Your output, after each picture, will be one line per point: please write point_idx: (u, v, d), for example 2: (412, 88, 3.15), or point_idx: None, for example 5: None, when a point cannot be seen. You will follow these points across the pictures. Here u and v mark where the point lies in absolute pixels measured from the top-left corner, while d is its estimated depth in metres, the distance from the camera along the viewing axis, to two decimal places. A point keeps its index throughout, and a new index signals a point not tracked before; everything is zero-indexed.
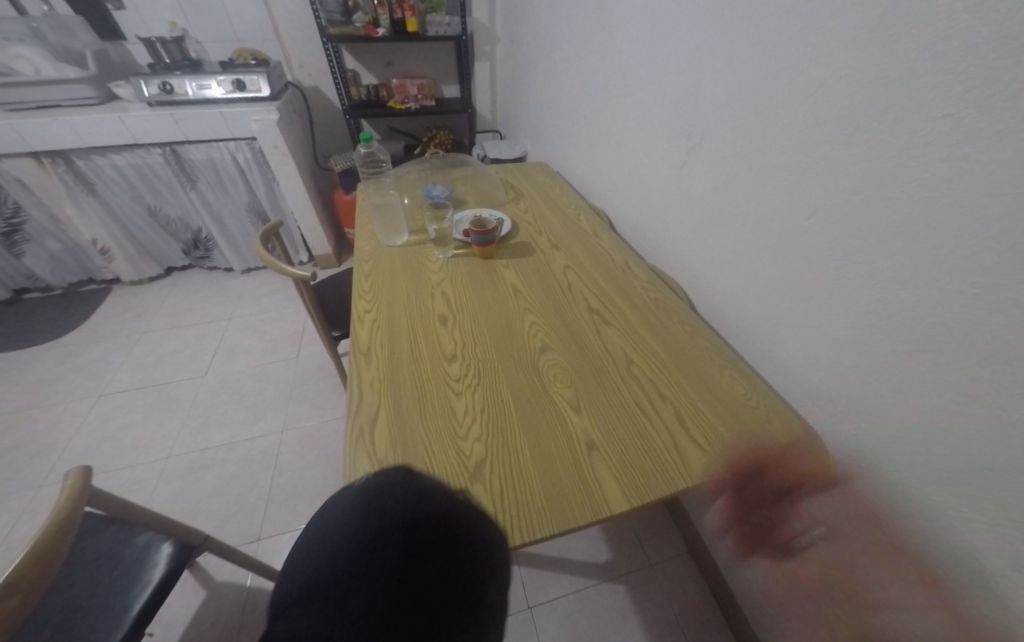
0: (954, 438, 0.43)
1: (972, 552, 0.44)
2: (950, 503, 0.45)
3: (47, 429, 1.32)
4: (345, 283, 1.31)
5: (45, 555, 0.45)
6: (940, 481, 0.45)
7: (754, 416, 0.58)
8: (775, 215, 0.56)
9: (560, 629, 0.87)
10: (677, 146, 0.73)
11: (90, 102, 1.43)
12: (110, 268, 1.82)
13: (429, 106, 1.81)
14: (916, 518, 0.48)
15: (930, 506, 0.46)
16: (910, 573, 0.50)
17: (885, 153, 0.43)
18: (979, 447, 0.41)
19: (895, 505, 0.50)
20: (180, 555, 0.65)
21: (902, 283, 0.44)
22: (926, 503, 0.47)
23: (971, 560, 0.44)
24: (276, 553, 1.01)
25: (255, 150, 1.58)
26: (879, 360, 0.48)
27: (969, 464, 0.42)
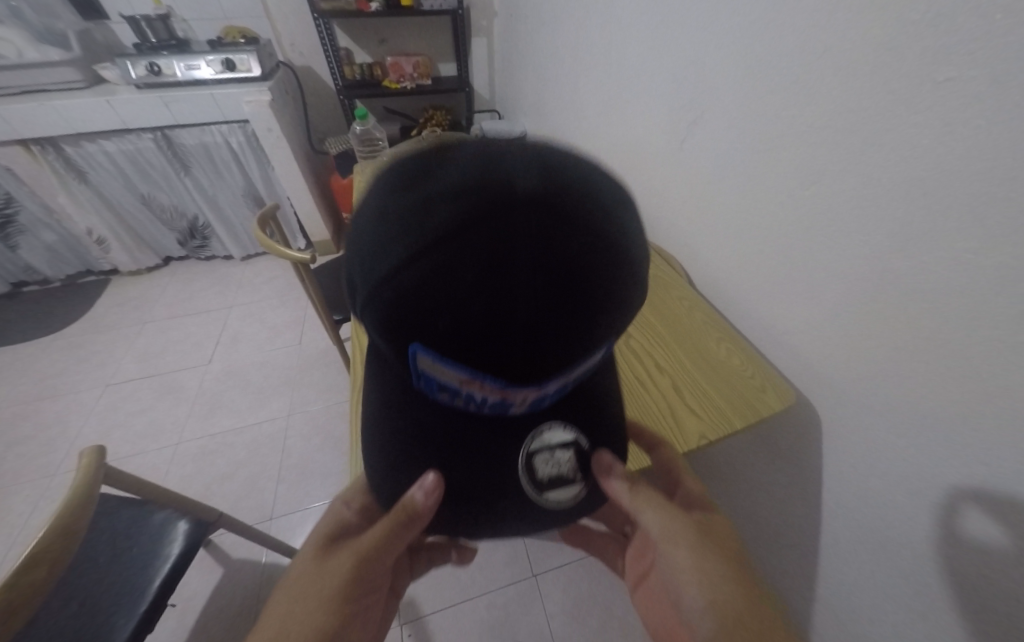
0: (945, 410, 0.43)
1: (957, 521, 0.44)
2: (938, 473, 0.45)
3: (57, 418, 1.34)
4: (344, 268, 1.31)
5: (68, 529, 0.47)
6: (931, 452, 0.45)
7: (750, 386, 0.60)
8: (773, 189, 0.56)
9: (561, 596, 0.93)
10: (677, 122, 0.72)
11: (78, 86, 1.40)
12: (108, 259, 1.81)
13: (425, 85, 1.77)
14: (904, 488, 0.49)
15: (918, 477, 0.47)
16: (896, 540, 0.51)
17: (883, 119, 0.41)
18: (969, 419, 0.41)
19: (887, 475, 0.50)
20: (197, 531, 0.68)
21: (897, 253, 0.43)
22: (913, 474, 0.47)
23: (956, 529, 0.44)
24: (288, 531, 1.04)
25: (249, 133, 1.55)
26: (872, 333, 0.48)
27: (958, 436, 0.42)
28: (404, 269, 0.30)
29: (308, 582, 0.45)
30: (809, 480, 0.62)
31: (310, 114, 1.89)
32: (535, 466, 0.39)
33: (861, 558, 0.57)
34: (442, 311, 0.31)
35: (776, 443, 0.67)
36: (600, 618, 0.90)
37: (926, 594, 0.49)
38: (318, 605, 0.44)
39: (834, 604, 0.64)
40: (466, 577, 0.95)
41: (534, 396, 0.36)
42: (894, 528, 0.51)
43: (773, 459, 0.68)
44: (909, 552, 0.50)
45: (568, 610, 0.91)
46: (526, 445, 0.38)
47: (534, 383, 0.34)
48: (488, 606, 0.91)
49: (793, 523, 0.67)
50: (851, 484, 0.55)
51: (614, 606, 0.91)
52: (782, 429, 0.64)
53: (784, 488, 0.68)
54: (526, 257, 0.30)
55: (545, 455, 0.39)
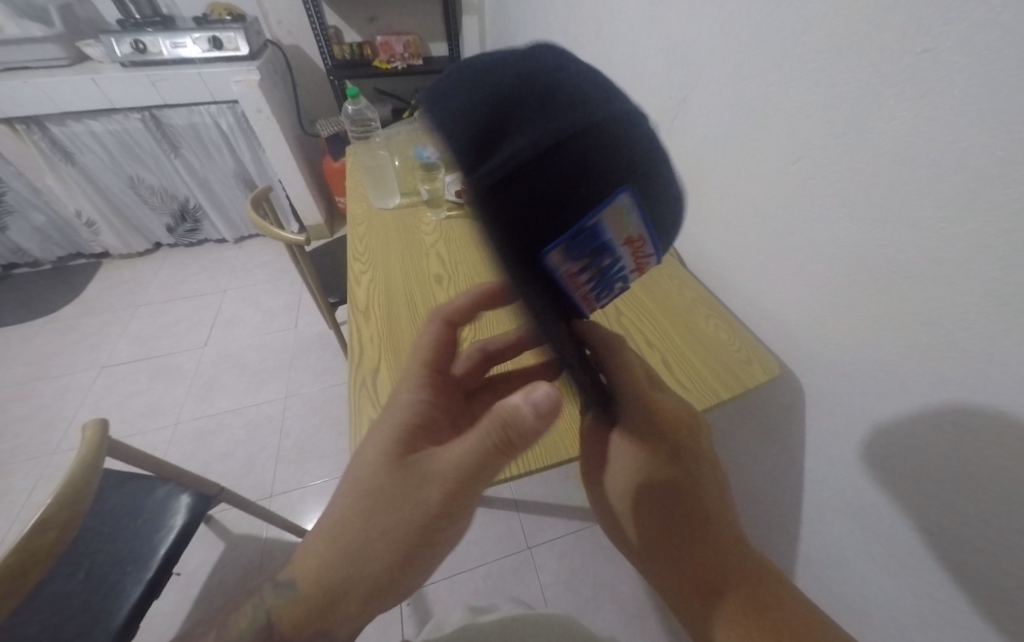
0: (915, 376, 0.44)
1: (927, 484, 0.46)
2: (910, 441, 0.46)
3: (53, 399, 1.34)
4: (338, 251, 1.30)
5: (75, 495, 0.49)
6: (903, 420, 0.46)
7: (736, 360, 0.63)
8: (761, 165, 0.57)
9: (557, 566, 0.96)
10: (666, 103, 0.72)
11: (61, 63, 1.37)
12: (98, 242, 1.79)
13: (417, 65, 1.73)
14: (879, 457, 0.50)
15: (893, 444, 0.48)
16: (872, 508, 0.53)
17: (866, 91, 0.42)
18: (941, 389, 0.42)
19: (862, 442, 0.52)
20: (199, 504, 0.69)
21: (875, 224, 0.44)
22: (886, 443, 0.49)
23: (926, 491, 0.46)
24: (288, 508, 1.06)
25: (238, 114, 1.53)
26: (853, 306, 0.49)
27: (925, 405, 0.44)
28: (613, 145, 0.27)
29: (385, 498, 0.40)
30: (790, 449, 0.65)
31: (300, 95, 1.85)
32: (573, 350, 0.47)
33: (836, 524, 0.60)
34: (669, 201, 0.31)
35: (760, 413, 0.69)
36: (591, 586, 0.93)
37: (896, 556, 0.52)
38: (393, 520, 0.40)
39: (814, 569, 0.67)
40: (463, 550, 0.98)
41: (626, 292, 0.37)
42: (867, 492, 0.53)
43: (757, 430, 0.71)
44: (880, 514, 0.52)
45: (564, 577, 0.95)
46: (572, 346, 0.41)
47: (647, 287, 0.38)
48: (484, 576, 0.95)
49: (776, 492, 0.71)
50: (829, 451, 0.58)
51: (606, 576, 0.95)
52: (767, 403, 0.67)
53: (767, 459, 0.70)
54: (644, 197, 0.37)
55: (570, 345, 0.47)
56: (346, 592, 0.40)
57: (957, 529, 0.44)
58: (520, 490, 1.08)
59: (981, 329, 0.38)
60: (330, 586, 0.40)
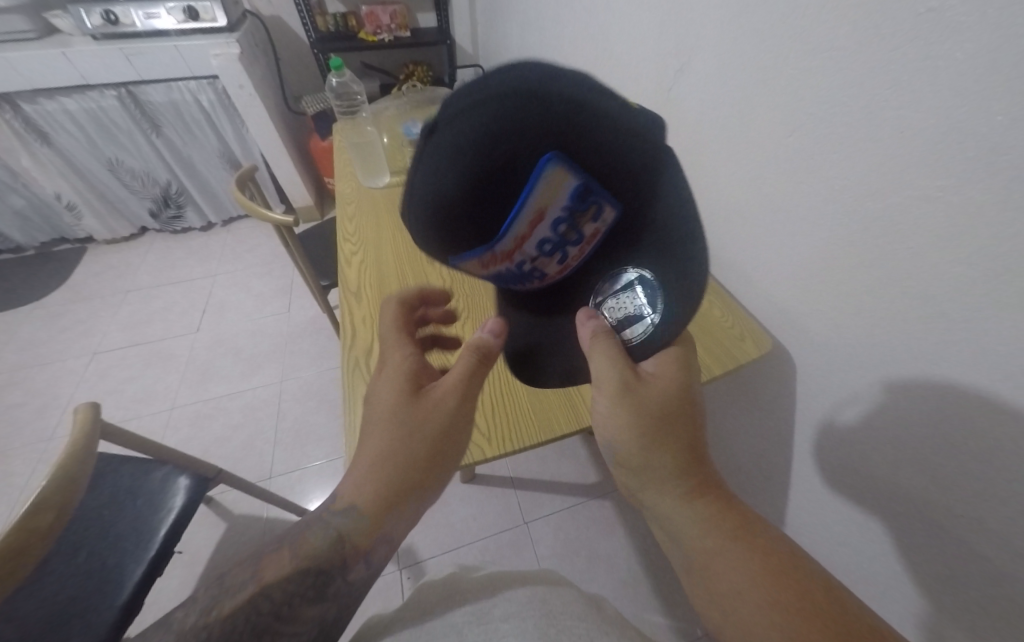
0: (910, 347, 0.44)
1: (918, 455, 0.46)
2: (898, 415, 0.47)
3: (46, 386, 1.33)
4: (328, 233, 1.28)
5: (70, 480, 0.49)
6: (892, 394, 0.47)
7: (729, 335, 0.64)
8: (757, 138, 0.55)
9: (552, 537, 0.99)
10: (662, 74, 0.70)
11: (28, 36, 1.32)
12: (80, 226, 1.75)
13: (405, 37, 1.66)
14: (870, 431, 0.51)
15: (882, 413, 0.49)
16: (862, 476, 0.54)
17: (866, 56, 0.40)
18: (929, 358, 0.42)
19: (851, 416, 0.53)
20: (198, 486, 0.70)
21: (872, 195, 0.43)
22: (876, 413, 0.49)
23: (916, 462, 0.46)
24: (288, 488, 1.08)
25: (219, 90, 1.47)
26: (847, 282, 0.49)
27: (914, 377, 0.44)
28: None
29: (405, 428, 0.39)
30: (780, 423, 0.66)
31: (284, 70, 1.79)
32: (604, 311, 0.41)
33: (826, 491, 0.61)
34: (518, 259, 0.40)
35: (753, 389, 0.70)
36: (586, 557, 0.96)
37: (882, 523, 0.53)
38: (426, 426, 0.40)
39: (803, 536, 0.69)
40: (461, 526, 1.01)
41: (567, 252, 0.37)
42: (858, 465, 0.54)
43: (748, 405, 0.72)
44: (869, 482, 0.53)
45: (559, 549, 0.97)
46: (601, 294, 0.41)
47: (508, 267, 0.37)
48: (481, 550, 0.97)
49: (766, 463, 0.72)
50: (818, 425, 0.59)
51: (601, 547, 0.97)
52: (759, 377, 0.67)
53: (759, 432, 0.72)
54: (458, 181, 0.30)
55: (612, 304, 0.40)
56: (402, 495, 0.39)
57: (941, 496, 0.45)
58: (516, 467, 1.11)
59: (971, 298, 0.38)
60: (394, 495, 0.39)
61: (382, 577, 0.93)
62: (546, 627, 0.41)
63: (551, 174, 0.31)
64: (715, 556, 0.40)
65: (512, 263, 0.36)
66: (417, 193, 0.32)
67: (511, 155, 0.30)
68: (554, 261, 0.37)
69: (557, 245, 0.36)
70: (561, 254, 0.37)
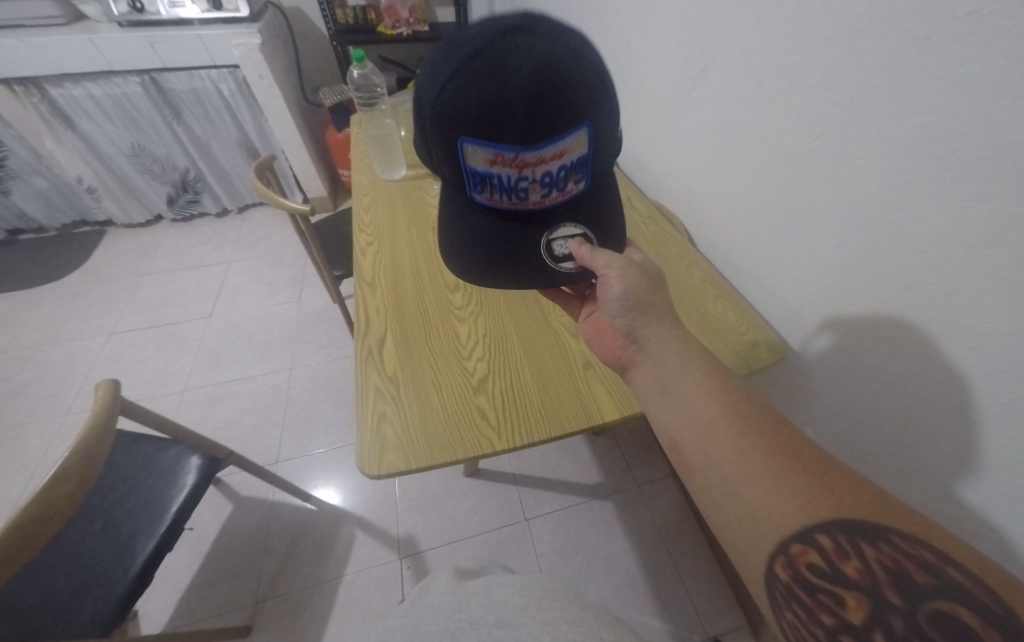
0: (934, 358, 0.43)
1: (937, 469, 0.46)
2: (924, 423, 0.46)
3: (64, 363, 1.37)
4: (342, 224, 1.29)
5: (90, 453, 0.50)
6: (915, 404, 0.46)
7: (744, 341, 0.62)
8: (778, 139, 0.55)
9: (552, 535, 0.99)
10: (684, 71, 0.70)
11: (57, 21, 1.35)
12: (100, 209, 1.79)
13: (423, 31, 1.66)
14: (885, 439, 0.51)
15: (902, 426, 0.49)
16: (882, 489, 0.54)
17: (895, 59, 0.40)
18: (957, 372, 0.41)
19: (870, 430, 0.53)
20: (208, 466, 0.72)
21: (900, 201, 0.42)
22: (895, 424, 0.49)
23: (936, 478, 0.46)
24: (294, 473, 1.09)
25: (239, 79, 1.50)
26: (867, 288, 0.48)
27: (938, 388, 0.43)
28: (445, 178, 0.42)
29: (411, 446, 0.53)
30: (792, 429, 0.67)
31: (303, 62, 1.81)
32: (554, 251, 0.44)
33: None
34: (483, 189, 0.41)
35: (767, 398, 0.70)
36: (587, 557, 0.96)
37: None
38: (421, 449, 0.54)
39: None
40: (463, 520, 1.01)
41: (540, 177, 0.40)
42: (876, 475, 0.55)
43: None
44: None
45: (559, 547, 0.98)
46: (549, 235, 0.44)
47: (511, 171, 0.39)
48: (481, 544, 0.98)
49: None
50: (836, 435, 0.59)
51: (601, 548, 0.97)
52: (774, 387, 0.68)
53: None
54: (519, 79, 0.36)
55: (561, 243, 0.44)
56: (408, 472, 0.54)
57: (968, 508, 0.44)
58: (519, 464, 1.11)
59: (1000, 310, 0.37)
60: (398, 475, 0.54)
61: (383, 566, 0.94)
62: (541, 634, 0.40)
63: (586, 131, 0.39)
64: (683, 361, 0.43)
65: (516, 169, 0.39)
66: (478, 69, 0.36)
67: (571, 92, 0.37)
68: (541, 196, 0.41)
69: (554, 185, 0.41)
70: (550, 192, 0.41)
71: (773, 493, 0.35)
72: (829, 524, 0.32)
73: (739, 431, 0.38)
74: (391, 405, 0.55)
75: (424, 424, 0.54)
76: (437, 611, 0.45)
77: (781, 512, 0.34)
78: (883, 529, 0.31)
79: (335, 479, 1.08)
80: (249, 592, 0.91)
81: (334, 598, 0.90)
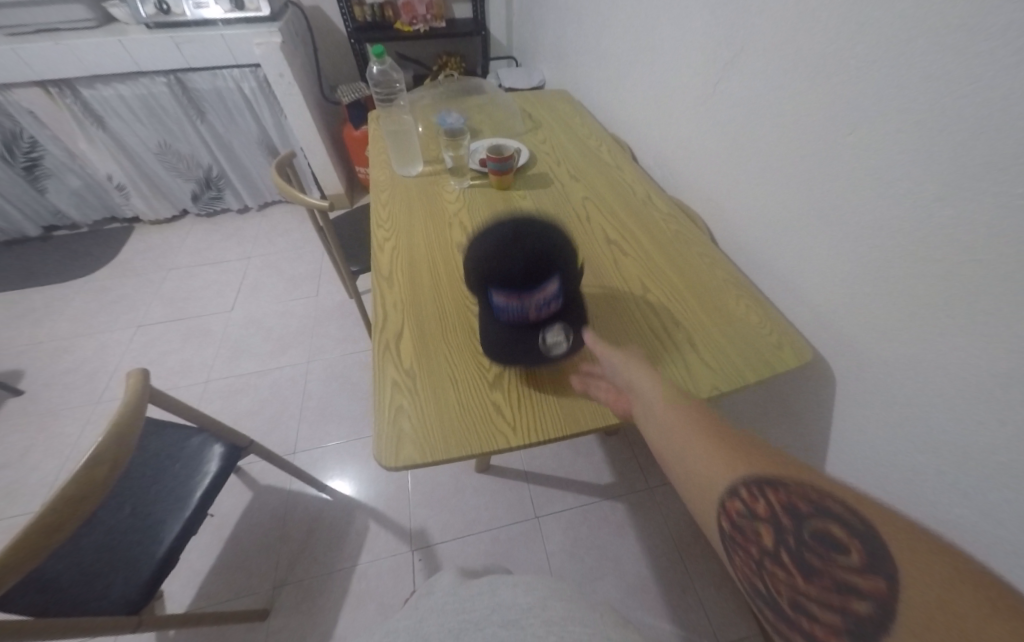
0: (972, 348, 0.44)
1: (971, 465, 0.46)
2: (961, 414, 0.46)
3: (95, 354, 1.42)
4: (360, 220, 1.31)
5: (122, 439, 0.53)
6: (948, 395, 0.47)
7: (765, 341, 0.61)
8: (813, 132, 0.56)
9: (563, 532, 1.00)
10: (711, 60, 0.70)
11: (88, 24, 1.39)
12: (129, 206, 1.85)
13: (439, 28, 1.67)
14: (918, 433, 0.52)
15: (936, 420, 0.49)
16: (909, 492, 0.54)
17: (941, 52, 0.41)
18: (996, 363, 0.42)
19: (901, 424, 0.54)
20: (230, 454, 0.74)
21: (943, 195, 0.43)
22: (926, 417, 0.50)
23: (967, 474, 0.47)
24: (312, 463, 1.12)
25: (260, 78, 1.53)
26: (904, 282, 0.49)
27: (975, 379, 0.44)
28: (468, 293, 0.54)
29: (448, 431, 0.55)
30: (821, 431, 0.67)
31: (322, 60, 1.84)
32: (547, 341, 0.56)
33: None
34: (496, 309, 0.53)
35: (790, 399, 0.70)
36: (598, 556, 0.97)
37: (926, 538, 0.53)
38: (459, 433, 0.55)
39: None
40: (474, 515, 1.03)
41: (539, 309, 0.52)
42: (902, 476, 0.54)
43: (785, 413, 0.73)
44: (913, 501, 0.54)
45: (569, 545, 0.98)
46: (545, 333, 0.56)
47: (511, 303, 0.50)
48: (492, 540, 0.99)
49: None
50: (863, 434, 0.59)
51: (612, 548, 0.97)
52: (797, 389, 0.68)
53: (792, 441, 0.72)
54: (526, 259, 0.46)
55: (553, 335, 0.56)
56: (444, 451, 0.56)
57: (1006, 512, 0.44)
58: (531, 461, 1.12)
59: None
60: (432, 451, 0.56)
61: (395, 557, 0.96)
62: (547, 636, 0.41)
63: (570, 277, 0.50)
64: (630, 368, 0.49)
65: (521, 308, 0.51)
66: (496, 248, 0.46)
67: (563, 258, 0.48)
68: (539, 316, 0.53)
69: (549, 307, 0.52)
70: (546, 311, 0.53)
71: (702, 460, 0.40)
72: (747, 479, 0.36)
73: (675, 416, 0.43)
74: (407, 399, 0.56)
75: (441, 419, 0.55)
76: (440, 614, 0.46)
77: (709, 474, 0.38)
78: (779, 476, 0.35)
79: (350, 470, 1.11)
80: (268, 578, 0.94)
81: (348, 586, 0.93)
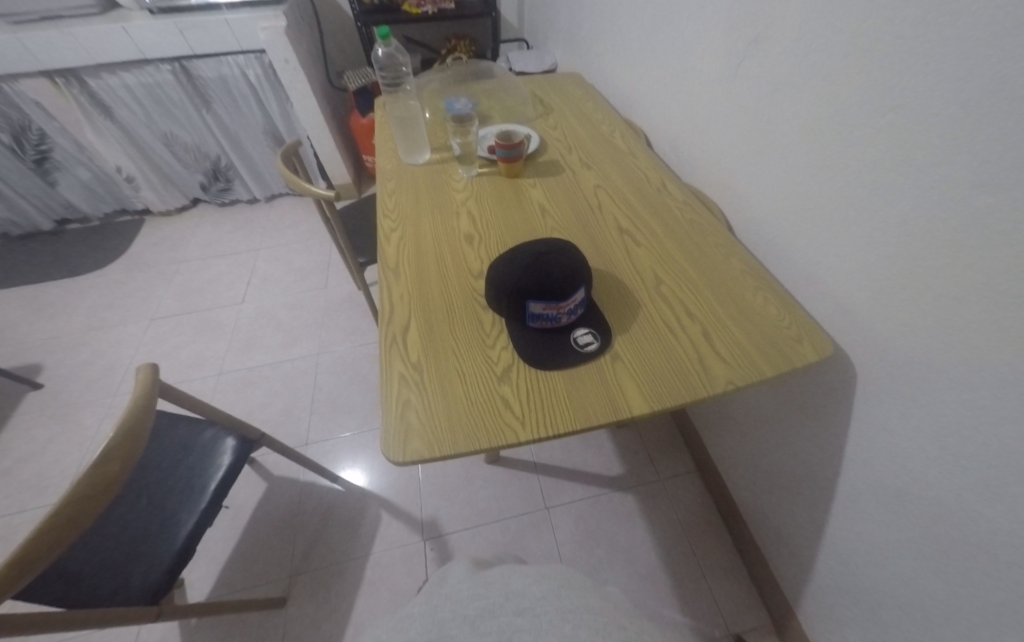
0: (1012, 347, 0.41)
1: (999, 465, 0.44)
2: (995, 414, 0.43)
3: (110, 346, 1.44)
4: (367, 211, 1.29)
5: (133, 435, 0.53)
6: (977, 393, 0.44)
7: (785, 335, 0.59)
8: (840, 114, 0.52)
9: (573, 524, 1.00)
10: (734, 39, 0.66)
11: (92, 12, 1.38)
12: (139, 199, 1.85)
13: (450, 10, 1.61)
14: (943, 433, 0.49)
15: (962, 420, 0.47)
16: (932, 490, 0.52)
17: (979, 24, 0.37)
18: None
19: (925, 424, 0.51)
20: (242, 447, 0.74)
21: (980, 181, 0.40)
22: (954, 417, 0.47)
23: (995, 475, 0.44)
24: (323, 455, 1.13)
25: (265, 64, 1.50)
26: (936, 273, 0.46)
27: (1007, 378, 0.41)
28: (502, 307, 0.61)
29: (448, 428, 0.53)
30: (834, 429, 0.64)
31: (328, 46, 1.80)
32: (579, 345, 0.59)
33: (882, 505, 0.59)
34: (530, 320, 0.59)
35: (807, 395, 0.68)
36: (609, 547, 0.96)
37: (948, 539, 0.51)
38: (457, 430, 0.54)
39: (850, 551, 0.67)
40: (485, 506, 1.03)
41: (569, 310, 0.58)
42: (923, 475, 0.52)
43: (798, 410, 0.70)
44: (935, 500, 0.51)
45: (580, 536, 0.98)
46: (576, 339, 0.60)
47: (547, 310, 0.57)
48: (503, 530, 0.99)
49: (814, 471, 0.70)
50: (883, 434, 0.56)
51: (622, 540, 0.97)
52: (816, 385, 0.65)
53: (810, 438, 0.69)
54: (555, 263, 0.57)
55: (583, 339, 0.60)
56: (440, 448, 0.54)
57: None
58: (542, 453, 1.12)
59: None
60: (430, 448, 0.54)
61: (407, 547, 0.97)
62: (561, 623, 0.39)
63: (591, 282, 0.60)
64: None
65: (554, 310, 0.58)
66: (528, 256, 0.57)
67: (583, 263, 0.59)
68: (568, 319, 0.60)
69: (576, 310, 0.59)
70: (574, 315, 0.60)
71: None
72: None
73: None
74: (414, 393, 0.55)
75: (448, 413, 0.54)
76: (452, 600, 0.44)
77: None
78: None
79: (361, 461, 1.11)
80: (282, 567, 0.95)
81: (361, 575, 0.94)
